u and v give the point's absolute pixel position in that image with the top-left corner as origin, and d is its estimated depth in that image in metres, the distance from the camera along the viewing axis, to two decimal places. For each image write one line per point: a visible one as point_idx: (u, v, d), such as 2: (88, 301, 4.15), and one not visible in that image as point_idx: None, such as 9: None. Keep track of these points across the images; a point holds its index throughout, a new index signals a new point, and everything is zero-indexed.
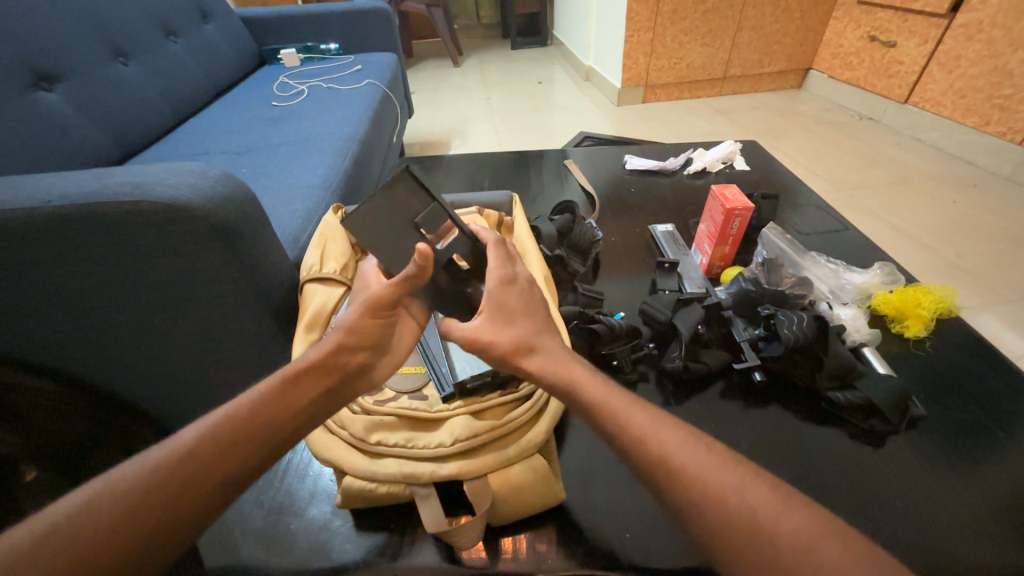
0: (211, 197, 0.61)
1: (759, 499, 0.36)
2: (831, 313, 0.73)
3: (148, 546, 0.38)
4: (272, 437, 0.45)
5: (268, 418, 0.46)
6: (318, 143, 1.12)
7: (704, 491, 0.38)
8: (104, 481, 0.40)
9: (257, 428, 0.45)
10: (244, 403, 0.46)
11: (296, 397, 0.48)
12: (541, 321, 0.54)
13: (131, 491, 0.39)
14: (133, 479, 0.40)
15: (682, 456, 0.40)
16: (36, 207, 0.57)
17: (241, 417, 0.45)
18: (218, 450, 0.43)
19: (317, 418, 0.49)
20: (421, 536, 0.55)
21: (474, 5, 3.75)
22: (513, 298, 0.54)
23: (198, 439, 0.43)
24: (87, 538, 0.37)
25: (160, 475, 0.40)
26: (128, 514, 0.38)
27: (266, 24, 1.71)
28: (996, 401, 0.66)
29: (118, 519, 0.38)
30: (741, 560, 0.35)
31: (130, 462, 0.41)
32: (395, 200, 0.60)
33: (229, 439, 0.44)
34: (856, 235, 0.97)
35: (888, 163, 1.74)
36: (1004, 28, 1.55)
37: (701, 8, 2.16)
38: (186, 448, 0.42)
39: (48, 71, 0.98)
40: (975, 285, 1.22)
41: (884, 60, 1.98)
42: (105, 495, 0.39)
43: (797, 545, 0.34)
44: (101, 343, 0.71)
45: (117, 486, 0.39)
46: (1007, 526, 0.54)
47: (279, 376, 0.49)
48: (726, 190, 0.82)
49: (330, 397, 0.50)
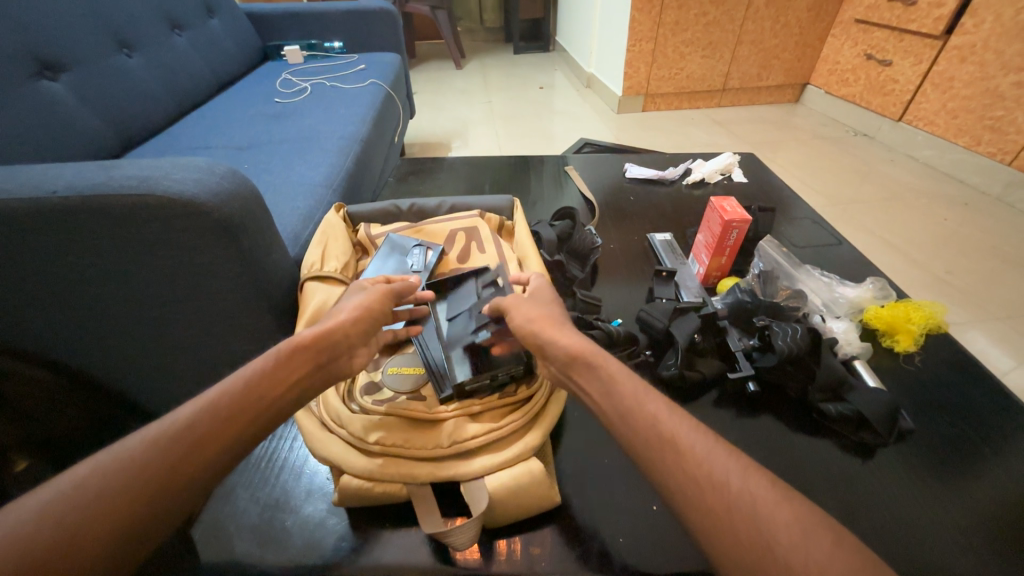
0: (217, 192, 0.61)
1: (756, 490, 0.37)
2: (824, 326, 0.75)
3: (151, 521, 0.37)
4: (266, 414, 0.45)
5: (263, 395, 0.46)
6: (320, 141, 1.12)
7: (701, 485, 0.38)
8: (84, 468, 0.37)
9: (253, 404, 0.45)
10: (234, 382, 0.46)
11: (289, 372, 0.49)
12: (538, 323, 0.56)
13: (127, 469, 0.37)
14: (127, 458, 0.38)
15: (678, 453, 0.40)
16: (40, 196, 0.57)
17: (234, 395, 0.45)
18: (216, 426, 0.42)
19: (306, 395, 0.50)
20: (416, 536, 0.55)
21: (478, 9, 3.77)
22: (526, 304, 0.59)
23: (191, 418, 0.42)
24: (87, 511, 0.35)
25: (160, 448, 0.39)
26: (127, 492, 0.36)
27: (270, 19, 1.71)
28: (980, 415, 0.68)
29: (119, 491, 0.36)
30: (736, 551, 0.35)
31: (124, 439, 0.40)
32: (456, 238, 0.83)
33: (224, 415, 0.43)
34: (850, 250, 0.99)
35: (881, 180, 1.78)
36: (996, 51, 1.59)
37: (702, 21, 2.19)
38: (179, 428, 0.41)
39: (52, 61, 0.97)
40: (964, 302, 1.25)
41: (879, 78, 2.02)
42: (106, 468, 0.37)
43: (792, 534, 0.34)
44: (97, 332, 0.70)
45: (116, 461, 0.38)
46: (990, 538, 0.55)
47: (272, 353, 0.50)
48: (724, 201, 0.83)
49: (321, 375, 0.52)
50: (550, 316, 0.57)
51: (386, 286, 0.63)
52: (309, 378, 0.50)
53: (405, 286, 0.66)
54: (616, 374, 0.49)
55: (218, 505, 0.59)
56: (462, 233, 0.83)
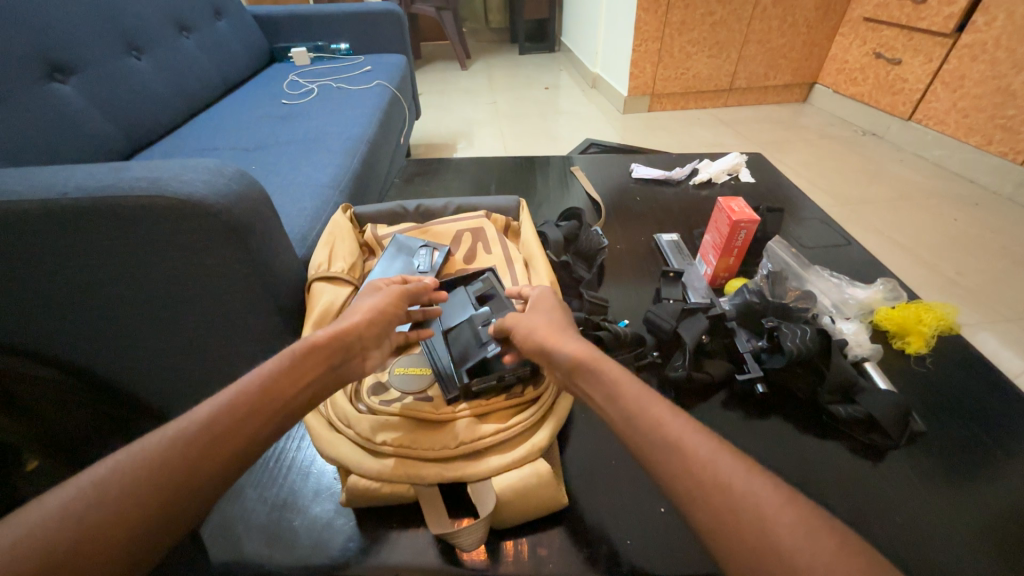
0: (225, 193, 0.62)
1: (761, 492, 0.36)
2: (834, 327, 0.74)
3: (163, 523, 0.37)
4: (280, 417, 0.45)
5: (278, 397, 0.46)
6: (327, 142, 1.13)
7: (705, 486, 0.38)
8: (105, 464, 0.37)
9: (268, 406, 0.45)
10: (251, 382, 0.46)
11: (303, 373, 0.49)
12: (542, 327, 0.56)
13: (149, 465, 0.38)
14: (149, 454, 0.38)
15: (682, 455, 0.40)
16: (51, 198, 0.57)
17: (252, 394, 0.45)
18: (233, 425, 0.42)
19: (320, 395, 0.50)
20: (423, 537, 0.55)
21: (484, 9, 3.77)
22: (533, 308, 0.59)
23: (209, 418, 0.42)
24: (108, 507, 0.35)
25: (179, 445, 0.39)
26: (144, 492, 0.36)
27: (277, 21, 1.72)
28: (993, 418, 0.67)
29: (139, 488, 0.37)
30: (740, 554, 0.35)
31: (145, 435, 0.40)
32: (463, 238, 0.83)
33: (241, 414, 0.43)
34: (859, 250, 0.98)
35: (890, 180, 1.76)
36: (1008, 49, 1.57)
37: (708, 20, 2.18)
38: (196, 428, 0.41)
39: (62, 64, 0.98)
40: (975, 303, 1.23)
41: (888, 77, 2.00)
42: (128, 464, 0.38)
43: (796, 538, 0.33)
44: (107, 332, 0.71)
45: (137, 456, 0.38)
46: (1004, 543, 0.54)
47: (288, 353, 0.50)
48: (732, 202, 0.83)
49: (335, 375, 0.52)
50: (552, 321, 0.58)
51: (401, 288, 0.64)
52: (323, 378, 0.50)
53: (418, 288, 0.67)
54: (622, 377, 0.48)
55: (226, 505, 0.60)
56: (469, 233, 0.83)
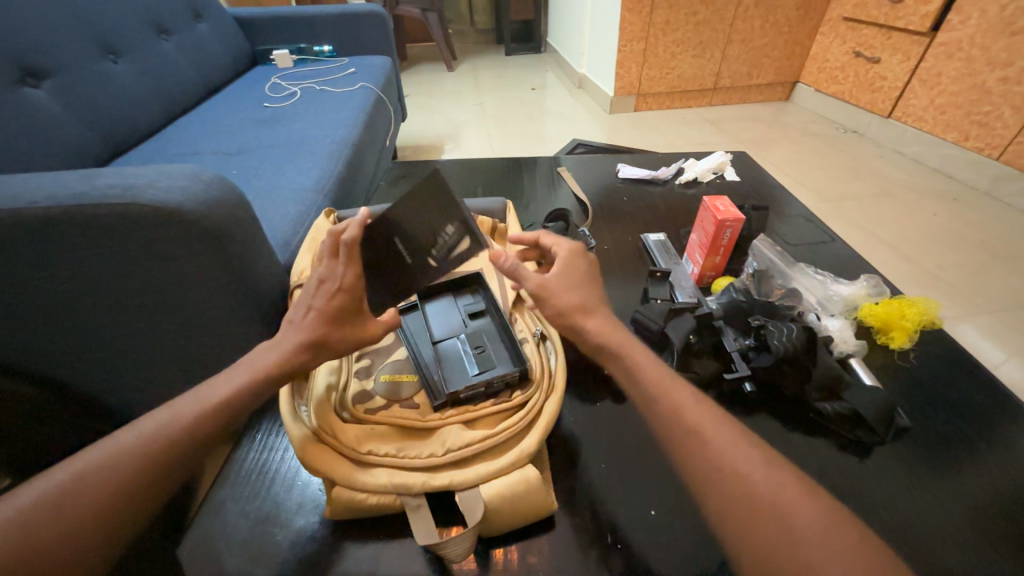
0: (203, 200, 0.60)
1: None
2: (820, 324, 0.74)
3: (116, 526, 0.40)
4: (231, 425, 0.47)
5: (227, 406, 0.47)
6: (310, 146, 1.11)
7: None
8: (65, 472, 0.41)
9: (217, 415, 0.46)
10: (207, 392, 0.47)
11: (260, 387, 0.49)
12: (570, 308, 0.55)
13: (103, 473, 0.41)
14: (105, 463, 0.41)
15: None
16: (21, 208, 0.55)
17: (207, 404, 0.46)
18: (183, 434, 0.44)
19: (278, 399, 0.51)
20: (411, 548, 0.54)
21: (469, 10, 3.77)
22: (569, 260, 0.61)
23: (156, 429, 0.44)
24: (64, 513, 0.39)
25: (133, 455, 0.42)
26: (100, 500, 0.40)
27: (259, 24, 1.69)
28: (973, 410, 0.68)
29: (95, 496, 0.40)
30: None
31: (106, 442, 0.43)
32: None
33: (194, 422, 0.45)
34: (843, 247, 0.99)
35: (872, 176, 1.79)
36: (982, 48, 1.60)
37: (691, 20, 2.19)
38: (143, 439, 0.43)
39: (36, 68, 0.95)
40: (956, 296, 1.25)
41: (868, 75, 2.03)
42: (86, 471, 0.41)
43: None
44: (84, 345, 0.69)
45: (95, 465, 0.41)
46: (986, 534, 0.55)
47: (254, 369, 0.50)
48: (717, 201, 0.83)
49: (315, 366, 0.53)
50: (593, 291, 0.58)
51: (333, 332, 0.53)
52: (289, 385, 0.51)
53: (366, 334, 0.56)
54: (626, 380, 0.50)
55: (206, 519, 0.58)
56: None
